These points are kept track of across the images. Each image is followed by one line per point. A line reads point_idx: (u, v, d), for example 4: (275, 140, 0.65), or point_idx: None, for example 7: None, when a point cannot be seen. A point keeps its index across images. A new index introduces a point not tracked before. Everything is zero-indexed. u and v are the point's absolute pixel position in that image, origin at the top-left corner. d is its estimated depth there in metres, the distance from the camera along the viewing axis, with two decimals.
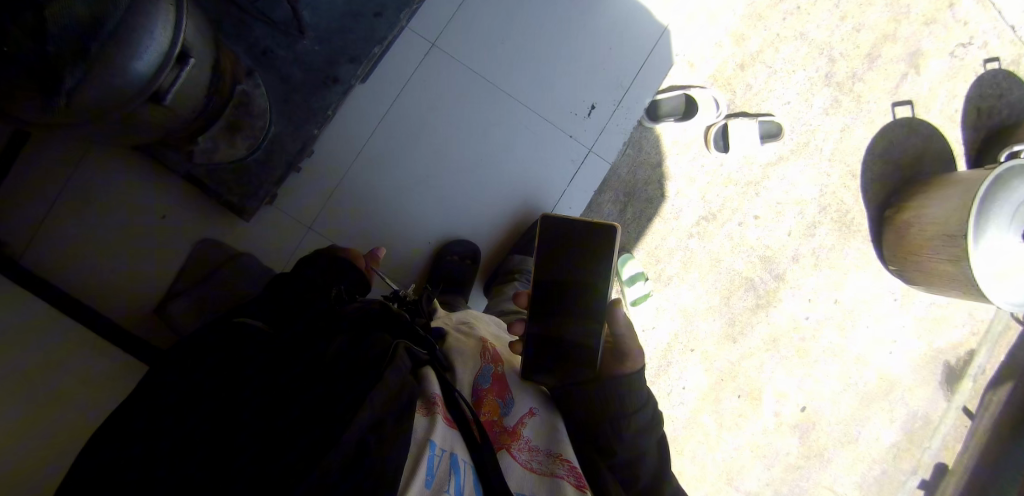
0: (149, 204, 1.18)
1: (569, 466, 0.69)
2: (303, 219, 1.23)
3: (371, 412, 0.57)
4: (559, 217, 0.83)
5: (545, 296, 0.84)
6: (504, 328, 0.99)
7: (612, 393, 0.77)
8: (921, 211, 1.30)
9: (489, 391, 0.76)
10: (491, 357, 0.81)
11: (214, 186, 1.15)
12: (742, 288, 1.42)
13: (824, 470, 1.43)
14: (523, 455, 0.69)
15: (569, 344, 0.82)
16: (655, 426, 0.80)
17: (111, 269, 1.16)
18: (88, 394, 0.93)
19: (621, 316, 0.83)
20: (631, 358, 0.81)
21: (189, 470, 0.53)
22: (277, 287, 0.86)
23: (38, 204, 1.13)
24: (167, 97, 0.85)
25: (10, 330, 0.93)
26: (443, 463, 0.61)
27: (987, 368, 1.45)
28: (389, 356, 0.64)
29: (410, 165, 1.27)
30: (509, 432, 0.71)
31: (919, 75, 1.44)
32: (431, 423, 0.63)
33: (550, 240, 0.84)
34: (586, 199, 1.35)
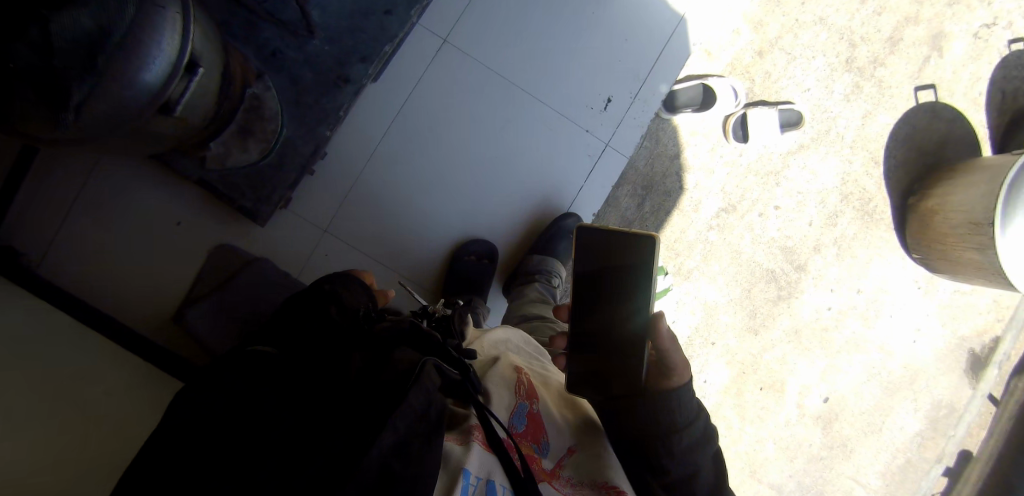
0: (164, 211, 1.17)
1: (617, 492, 0.70)
2: (319, 222, 1.22)
3: (396, 434, 0.56)
4: (594, 229, 0.78)
5: (585, 311, 0.80)
6: (538, 347, 0.97)
7: (662, 410, 0.77)
8: (946, 199, 1.28)
9: (524, 435, 0.73)
10: (525, 393, 0.77)
11: (227, 192, 1.14)
12: (763, 280, 1.40)
13: (849, 460, 1.42)
14: (566, 489, 0.69)
15: (615, 361, 0.79)
16: (710, 441, 0.79)
17: (128, 277, 1.15)
18: (112, 403, 0.92)
19: (665, 332, 0.76)
20: (679, 373, 0.78)
21: (206, 483, 0.52)
22: (298, 308, 0.85)
23: (54, 213, 1.12)
24: (176, 108, 0.83)
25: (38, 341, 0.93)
26: (478, 490, 0.60)
27: (1012, 355, 1.43)
28: (415, 374, 0.62)
29: (425, 164, 1.25)
30: (548, 471, 0.71)
31: (942, 58, 1.40)
32: (465, 451, 0.63)
33: (583, 252, 0.79)
34: (604, 195, 1.33)
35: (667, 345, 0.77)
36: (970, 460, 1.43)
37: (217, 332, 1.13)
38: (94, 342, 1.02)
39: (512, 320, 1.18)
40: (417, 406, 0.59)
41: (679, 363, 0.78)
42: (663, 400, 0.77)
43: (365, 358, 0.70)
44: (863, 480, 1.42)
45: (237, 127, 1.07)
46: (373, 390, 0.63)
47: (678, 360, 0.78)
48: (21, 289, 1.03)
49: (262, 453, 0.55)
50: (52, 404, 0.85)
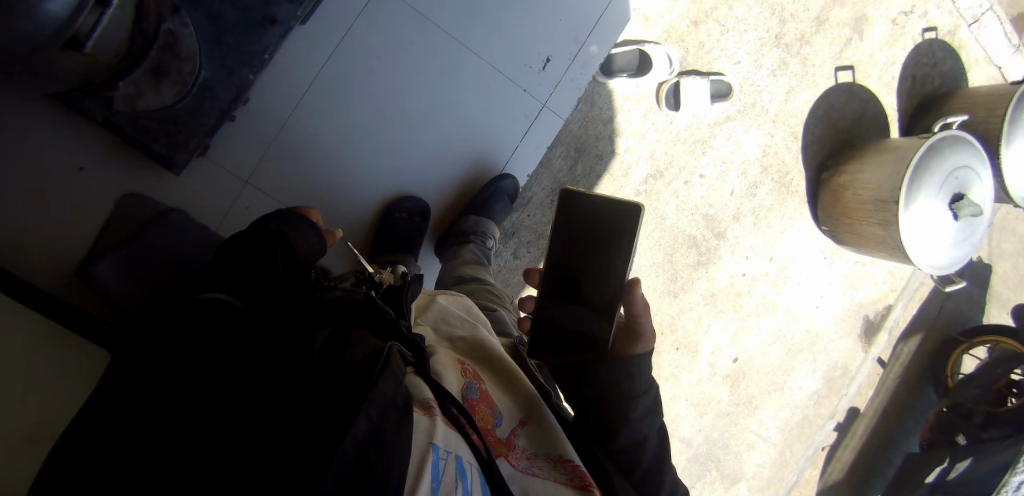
0: (62, 154, 1.06)
1: (572, 467, 0.72)
2: (240, 171, 1.16)
3: (369, 421, 0.54)
4: (579, 194, 0.78)
5: (558, 276, 0.80)
6: (479, 316, 0.94)
7: (622, 374, 0.78)
8: (857, 177, 1.35)
9: (479, 401, 0.74)
10: (472, 374, 0.78)
11: (138, 137, 1.05)
12: (685, 246, 1.46)
13: (754, 416, 1.52)
14: (521, 463, 0.71)
15: (584, 324, 0.79)
16: (658, 412, 0.80)
17: (15, 226, 1.01)
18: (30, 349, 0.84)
19: (639, 298, 0.77)
20: (644, 340, 0.79)
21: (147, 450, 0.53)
22: (236, 255, 0.81)
23: None
24: (87, 44, 0.77)
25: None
26: (450, 467, 0.60)
27: (901, 321, 1.57)
28: (382, 361, 0.60)
29: (360, 117, 1.21)
30: (503, 442, 0.72)
31: (862, 41, 1.48)
32: (432, 425, 0.62)
33: (565, 214, 0.78)
34: (537, 155, 1.35)
35: (639, 311, 0.78)
36: (858, 416, 1.59)
37: (124, 286, 1.01)
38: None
39: (447, 282, 1.21)
40: (387, 393, 0.57)
41: (646, 332, 0.79)
42: (624, 365, 0.78)
43: (329, 334, 0.70)
44: (766, 436, 1.52)
45: (150, 66, 0.97)
46: (337, 373, 0.61)
47: (647, 328, 0.79)
48: None
49: (204, 420, 0.55)
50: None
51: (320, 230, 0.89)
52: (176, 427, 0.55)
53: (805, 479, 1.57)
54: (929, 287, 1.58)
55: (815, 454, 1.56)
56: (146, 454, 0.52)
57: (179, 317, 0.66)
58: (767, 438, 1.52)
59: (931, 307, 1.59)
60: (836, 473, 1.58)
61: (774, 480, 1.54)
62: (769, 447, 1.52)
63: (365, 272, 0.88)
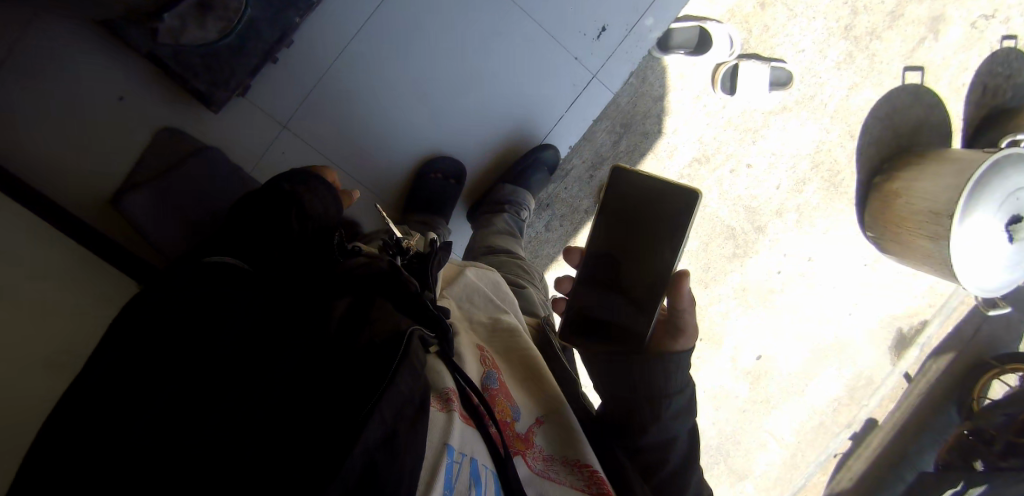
0: (105, 82, 1.04)
1: (589, 472, 0.69)
2: (278, 115, 1.14)
3: (382, 424, 0.52)
4: (631, 175, 0.75)
5: (600, 256, 0.78)
6: (506, 297, 0.91)
7: (659, 370, 0.73)
8: (911, 185, 1.28)
9: (499, 391, 0.71)
10: (491, 362, 0.75)
11: (180, 71, 1.03)
12: (721, 236, 1.42)
13: (770, 416, 1.49)
14: (538, 465, 0.68)
15: (622, 313, 0.76)
16: (692, 411, 0.75)
17: (58, 151, 1.02)
18: (64, 280, 0.84)
19: (686, 292, 0.72)
20: (686, 337, 0.74)
21: (129, 434, 0.51)
22: (255, 216, 0.82)
23: None
24: None
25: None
26: (464, 473, 0.58)
27: (934, 338, 1.52)
28: (402, 352, 0.57)
29: (403, 70, 1.17)
30: (522, 438, 0.70)
31: (936, 41, 1.38)
32: (449, 422, 0.60)
33: (615, 195, 0.76)
34: (582, 127, 1.31)
35: (683, 306, 0.73)
36: (875, 427, 1.56)
37: (156, 222, 1.04)
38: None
39: (476, 251, 1.19)
40: (404, 391, 0.55)
41: (689, 328, 0.74)
42: (661, 360, 0.73)
43: (351, 302, 0.66)
44: (779, 436, 1.51)
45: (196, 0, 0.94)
46: (351, 359, 0.58)
47: (690, 324, 0.73)
48: None
49: (211, 401, 0.53)
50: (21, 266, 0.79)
51: (337, 196, 0.92)
52: (181, 407, 0.53)
53: (811, 483, 1.56)
54: (969, 307, 1.52)
55: (826, 459, 1.54)
56: (148, 438, 0.51)
57: (190, 273, 0.64)
58: (779, 439, 1.50)
59: (967, 328, 1.54)
60: (845, 481, 1.57)
61: (781, 481, 1.53)
62: (781, 448, 1.51)
63: (396, 238, 0.84)
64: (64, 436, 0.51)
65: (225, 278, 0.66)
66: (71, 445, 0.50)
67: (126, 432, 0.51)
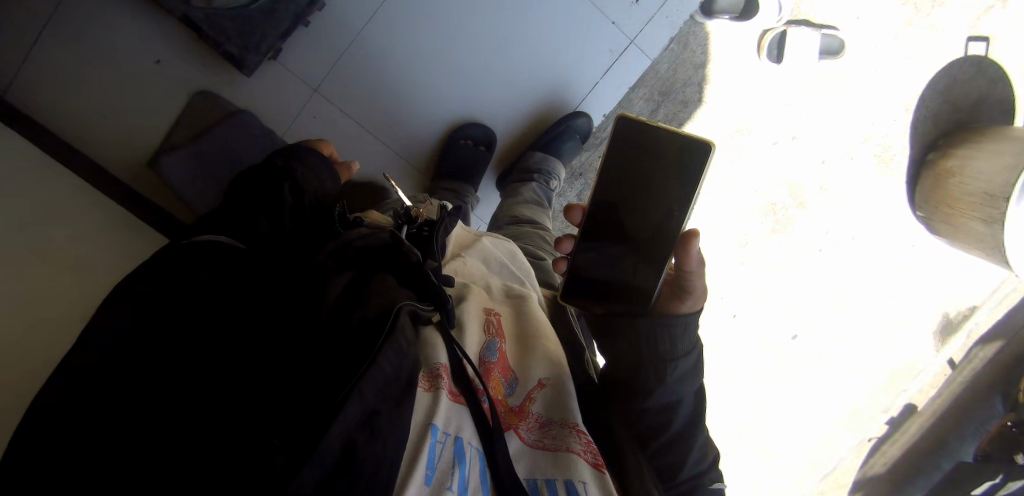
0: (142, 45, 1.05)
1: (585, 440, 0.65)
2: (308, 79, 1.14)
3: (363, 403, 0.53)
4: (640, 123, 0.69)
5: (601, 214, 0.72)
6: (519, 262, 0.91)
7: (663, 333, 0.70)
8: (965, 164, 1.21)
9: (496, 366, 0.69)
10: (496, 331, 0.73)
11: (213, 34, 1.03)
12: (761, 212, 1.36)
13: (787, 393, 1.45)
14: (532, 435, 0.66)
15: (623, 272, 0.73)
16: (697, 375, 0.73)
17: (101, 114, 1.05)
18: (104, 242, 0.87)
19: (695, 255, 0.67)
20: (692, 299, 0.70)
21: (110, 432, 0.49)
22: (244, 189, 0.72)
23: (23, 33, 1.01)
24: None
25: (42, 168, 0.89)
26: (447, 451, 0.58)
27: (982, 324, 1.46)
28: (388, 326, 0.57)
29: (435, 32, 1.14)
30: (516, 411, 0.67)
31: (1003, 10, 1.29)
32: (434, 403, 0.60)
33: (621, 147, 0.70)
34: (618, 95, 1.27)
35: (692, 269, 0.68)
36: (914, 413, 1.51)
37: (192, 182, 1.07)
38: (25, 151, 0.90)
39: (501, 220, 1.18)
40: (388, 369, 0.56)
41: (697, 291, 0.70)
42: (665, 323, 0.70)
43: (350, 279, 0.64)
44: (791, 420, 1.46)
45: None
46: (340, 342, 0.58)
47: (698, 288, 0.69)
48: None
49: (200, 390, 0.52)
50: (65, 229, 0.83)
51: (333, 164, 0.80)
52: (166, 399, 0.52)
53: (843, 466, 1.52)
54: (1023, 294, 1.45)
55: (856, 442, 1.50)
56: (130, 435, 0.49)
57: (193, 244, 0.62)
58: (794, 423, 1.46)
59: (1020, 316, 1.46)
60: (878, 466, 1.54)
61: (811, 463, 1.49)
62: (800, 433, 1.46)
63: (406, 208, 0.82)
64: (44, 438, 0.50)
65: (218, 251, 0.63)
66: (53, 446, 0.49)
67: (108, 426, 0.49)
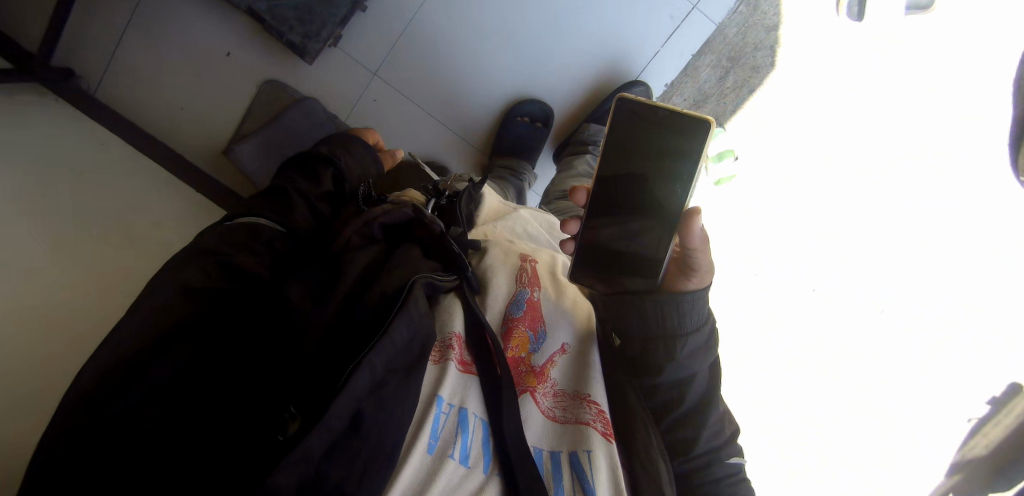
0: (213, 41, 1.12)
1: (597, 411, 0.65)
2: (366, 64, 1.17)
3: (371, 373, 0.56)
4: (636, 103, 0.64)
5: (603, 199, 0.67)
6: (555, 236, 0.94)
7: (672, 310, 0.67)
8: None
9: (521, 320, 0.69)
10: (528, 281, 0.74)
11: (277, 25, 1.08)
12: (841, 179, 1.22)
13: (800, 370, 1.25)
14: (547, 401, 0.66)
15: (632, 254, 0.68)
16: (714, 346, 0.70)
17: (181, 109, 1.14)
18: (182, 228, 0.95)
19: (698, 232, 0.64)
20: (699, 277, 0.67)
21: (122, 440, 0.51)
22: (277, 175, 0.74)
23: (110, 36, 1.10)
24: None
25: (130, 163, 0.98)
26: (450, 422, 0.61)
27: None
28: (402, 299, 0.60)
29: (490, 9, 1.15)
30: (536, 373, 0.67)
31: None
32: (442, 374, 0.62)
33: (619, 129, 0.65)
34: (679, 63, 1.24)
35: (697, 247, 0.65)
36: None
37: (264, 168, 1.14)
38: (113, 149, 0.99)
39: (554, 196, 1.18)
40: (399, 341, 0.58)
41: (704, 268, 0.66)
42: (673, 304, 0.67)
43: (377, 251, 0.67)
44: (813, 396, 1.24)
45: None
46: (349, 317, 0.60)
47: (704, 265, 0.66)
48: (84, 109, 1.03)
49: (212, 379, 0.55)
50: (149, 218, 0.91)
51: (376, 153, 0.83)
52: (178, 396, 0.54)
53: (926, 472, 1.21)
54: None
55: (918, 436, 1.19)
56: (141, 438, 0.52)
57: (224, 225, 0.65)
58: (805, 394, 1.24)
59: None
60: (982, 448, 1.14)
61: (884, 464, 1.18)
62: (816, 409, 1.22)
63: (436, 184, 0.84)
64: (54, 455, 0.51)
65: (239, 231, 0.65)
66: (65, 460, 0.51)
67: (121, 436, 0.52)
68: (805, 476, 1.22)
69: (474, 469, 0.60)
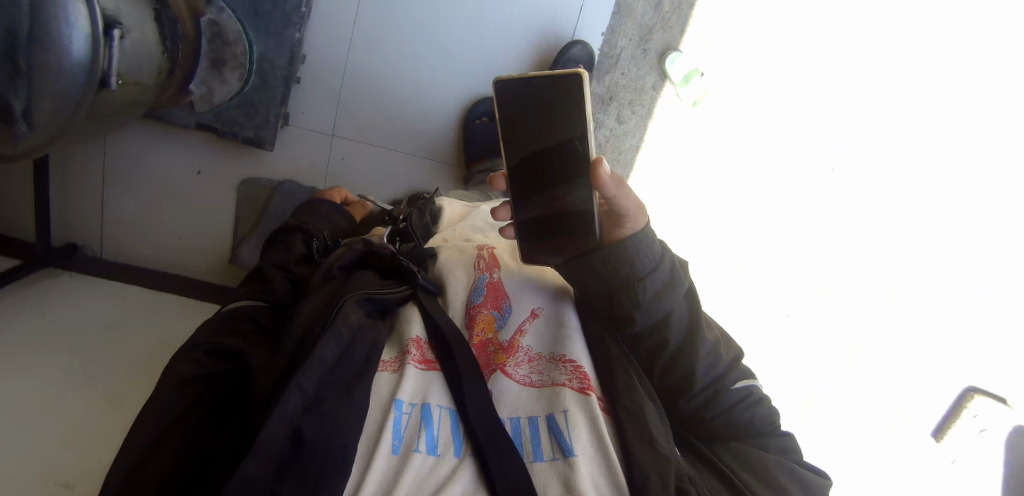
0: (180, 167, 1.18)
1: (573, 369, 0.66)
2: (323, 129, 1.21)
3: (302, 393, 0.58)
4: (509, 80, 0.61)
5: (520, 178, 0.67)
6: None
7: (620, 257, 0.66)
8: None
9: (483, 304, 0.73)
10: (486, 266, 0.77)
11: (228, 129, 1.14)
12: (808, 68, 1.22)
13: (784, 311, 1.27)
14: (521, 370, 0.68)
15: (565, 217, 0.68)
16: (682, 280, 0.68)
17: (179, 236, 1.21)
18: None
19: (609, 182, 0.61)
20: (635, 219, 0.65)
21: None
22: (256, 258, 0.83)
23: (91, 200, 1.17)
24: (112, 80, 0.74)
25: (141, 308, 1.06)
26: (414, 418, 0.62)
27: None
28: (331, 316, 0.64)
29: (410, 29, 1.18)
30: (505, 349, 0.70)
31: None
32: (398, 379, 0.64)
33: (507, 109, 0.63)
34: (608, 6, 1.24)
35: (615, 195, 0.62)
36: None
37: None
38: (124, 299, 1.07)
39: None
40: (328, 357, 0.61)
41: (634, 210, 0.64)
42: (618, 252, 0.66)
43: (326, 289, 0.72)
44: (796, 337, 1.27)
45: (208, 61, 1.04)
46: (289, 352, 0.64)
47: (632, 207, 0.64)
48: (92, 277, 1.12)
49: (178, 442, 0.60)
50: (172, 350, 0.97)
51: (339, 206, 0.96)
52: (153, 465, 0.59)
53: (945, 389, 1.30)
54: None
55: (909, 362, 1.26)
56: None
57: (217, 316, 0.71)
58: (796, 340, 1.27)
59: None
60: None
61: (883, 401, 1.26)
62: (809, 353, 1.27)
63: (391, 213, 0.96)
64: None
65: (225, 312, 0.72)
66: None
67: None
68: (819, 411, 1.26)
69: (445, 456, 0.60)
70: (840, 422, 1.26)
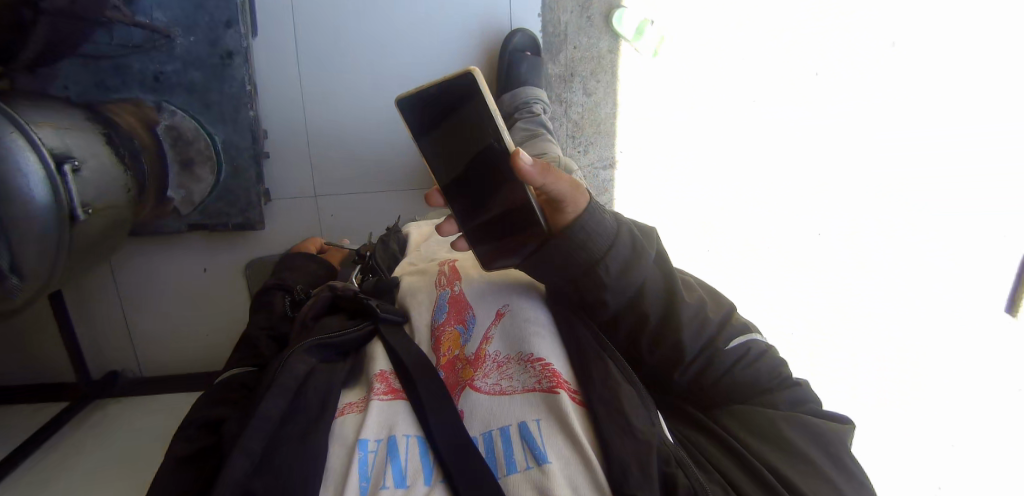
0: (186, 270, 1.23)
1: (542, 366, 0.66)
2: (305, 192, 1.24)
3: (250, 451, 0.61)
4: (412, 98, 0.64)
5: (455, 190, 0.69)
6: None
7: (570, 243, 0.66)
8: None
9: (447, 321, 0.76)
10: (446, 282, 0.80)
11: (217, 221, 1.17)
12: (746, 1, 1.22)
13: (765, 272, 1.28)
14: (488, 381, 0.68)
15: (507, 216, 0.69)
16: (646, 250, 0.67)
17: (206, 334, 1.26)
18: None
19: (532, 173, 0.61)
20: (572, 201, 0.65)
21: None
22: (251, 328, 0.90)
23: (116, 325, 1.22)
24: (78, 212, 0.76)
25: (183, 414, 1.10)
26: (381, 451, 0.63)
27: None
28: (280, 365, 0.67)
29: (354, 72, 1.19)
30: (471, 363, 0.71)
31: None
32: (360, 419, 0.66)
33: (421, 127, 0.66)
34: None
35: (542, 183, 0.62)
36: None
37: None
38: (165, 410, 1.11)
39: None
40: (273, 410, 0.64)
41: (567, 193, 0.64)
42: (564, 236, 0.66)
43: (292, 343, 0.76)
44: (785, 297, 1.27)
45: (177, 164, 1.07)
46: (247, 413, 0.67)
47: (564, 191, 0.64)
48: (135, 397, 1.17)
49: None
50: None
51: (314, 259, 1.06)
52: None
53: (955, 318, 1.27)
54: None
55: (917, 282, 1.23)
56: None
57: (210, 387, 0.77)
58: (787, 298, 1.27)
59: None
60: None
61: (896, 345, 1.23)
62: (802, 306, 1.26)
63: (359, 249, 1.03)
64: None
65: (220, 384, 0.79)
66: None
67: None
68: (825, 357, 1.25)
69: (414, 486, 0.61)
70: (849, 399, 1.23)
